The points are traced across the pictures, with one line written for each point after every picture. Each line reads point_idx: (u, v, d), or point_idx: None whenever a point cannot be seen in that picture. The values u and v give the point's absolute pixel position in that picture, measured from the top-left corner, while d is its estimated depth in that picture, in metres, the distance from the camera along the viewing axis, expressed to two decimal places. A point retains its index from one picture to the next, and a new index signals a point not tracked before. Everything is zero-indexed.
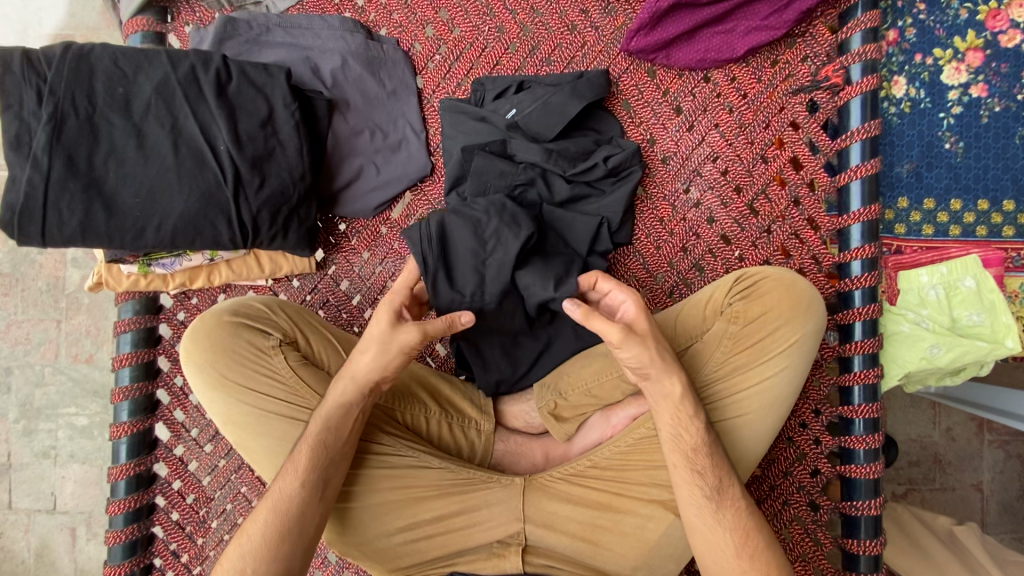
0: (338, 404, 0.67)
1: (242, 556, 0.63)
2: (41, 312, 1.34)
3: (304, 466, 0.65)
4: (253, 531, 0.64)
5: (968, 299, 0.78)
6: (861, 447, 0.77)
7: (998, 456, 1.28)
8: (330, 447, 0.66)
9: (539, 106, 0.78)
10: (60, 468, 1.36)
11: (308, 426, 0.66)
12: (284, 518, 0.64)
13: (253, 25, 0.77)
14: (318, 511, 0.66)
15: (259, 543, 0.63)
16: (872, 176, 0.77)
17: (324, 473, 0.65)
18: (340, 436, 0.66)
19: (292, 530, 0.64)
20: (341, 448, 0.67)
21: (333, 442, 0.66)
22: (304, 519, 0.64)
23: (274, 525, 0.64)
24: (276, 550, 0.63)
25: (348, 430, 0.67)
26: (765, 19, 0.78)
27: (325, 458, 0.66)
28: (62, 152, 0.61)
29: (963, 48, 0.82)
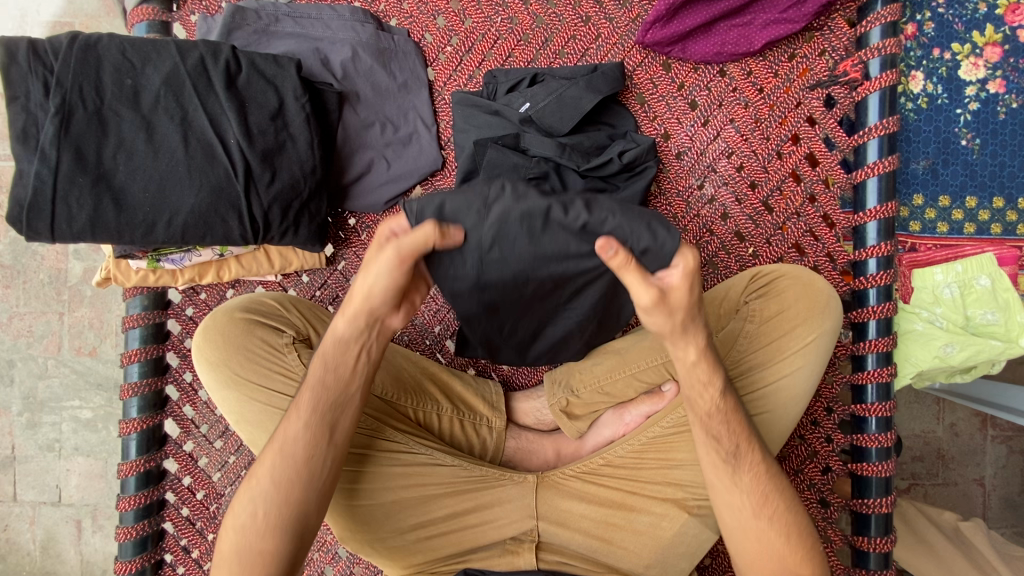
0: (334, 340, 0.61)
1: (253, 503, 0.61)
2: (43, 304, 1.33)
3: (309, 410, 0.62)
4: (260, 480, 0.61)
5: (982, 298, 0.78)
6: (873, 445, 0.77)
7: (1001, 452, 1.28)
8: (332, 393, 0.63)
9: (555, 97, 0.76)
10: (65, 461, 1.36)
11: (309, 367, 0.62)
12: (291, 464, 0.61)
13: (261, 15, 0.76)
14: (327, 455, 0.63)
15: (269, 491, 0.61)
16: (889, 173, 0.77)
17: (327, 418, 0.62)
18: (339, 376, 0.62)
19: (297, 476, 0.61)
20: (344, 394, 0.63)
21: (333, 386, 0.63)
22: (311, 463, 0.62)
23: (282, 472, 0.61)
24: (286, 495, 0.60)
25: (347, 377, 0.63)
26: (784, 12, 0.77)
27: (326, 402, 0.62)
28: (69, 145, 0.60)
29: (982, 43, 0.81)
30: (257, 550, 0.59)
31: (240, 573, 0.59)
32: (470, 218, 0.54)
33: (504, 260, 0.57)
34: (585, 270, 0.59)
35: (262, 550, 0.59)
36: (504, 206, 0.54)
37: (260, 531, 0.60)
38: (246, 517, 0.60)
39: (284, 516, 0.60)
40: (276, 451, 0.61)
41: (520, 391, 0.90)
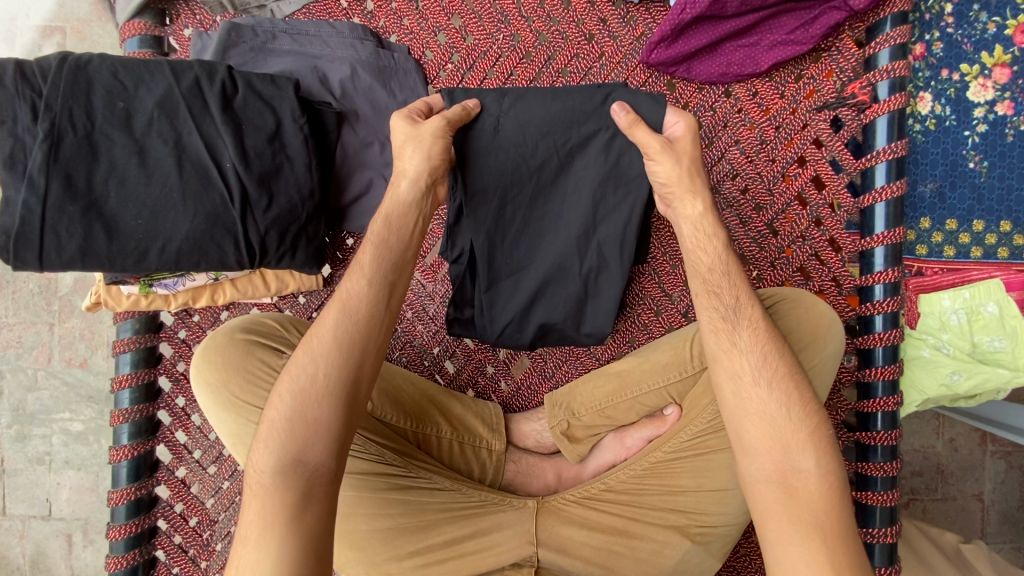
0: (399, 204, 0.65)
1: (314, 359, 0.59)
2: (33, 315, 1.30)
3: (372, 269, 0.63)
4: (315, 343, 0.60)
5: (990, 325, 0.77)
6: (879, 474, 0.76)
7: (1000, 467, 1.28)
8: (394, 261, 0.64)
9: (562, 107, 0.73)
10: (55, 474, 1.34)
11: (371, 222, 0.65)
12: (349, 341, 0.60)
13: (258, 32, 0.74)
14: (385, 321, 0.62)
15: (327, 347, 0.60)
16: (898, 199, 0.75)
17: (389, 279, 0.63)
18: (401, 238, 0.64)
19: (356, 351, 0.60)
20: (404, 260, 0.65)
21: (395, 244, 0.64)
22: (371, 324, 0.61)
23: (343, 332, 0.60)
24: (348, 355, 0.60)
25: (408, 234, 0.65)
26: (791, 33, 0.76)
27: (389, 263, 0.63)
28: (59, 172, 0.58)
29: (990, 64, 0.80)
30: (306, 429, 0.57)
31: (288, 432, 0.57)
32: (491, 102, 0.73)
33: (519, 122, 0.73)
34: (588, 131, 0.73)
35: (311, 424, 0.58)
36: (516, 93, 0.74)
37: (314, 397, 0.58)
38: (295, 394, 0.59)
39: (337, 385, 0.59)
40: (336, 308, 0.61)
41: (520, 413, 0.89)
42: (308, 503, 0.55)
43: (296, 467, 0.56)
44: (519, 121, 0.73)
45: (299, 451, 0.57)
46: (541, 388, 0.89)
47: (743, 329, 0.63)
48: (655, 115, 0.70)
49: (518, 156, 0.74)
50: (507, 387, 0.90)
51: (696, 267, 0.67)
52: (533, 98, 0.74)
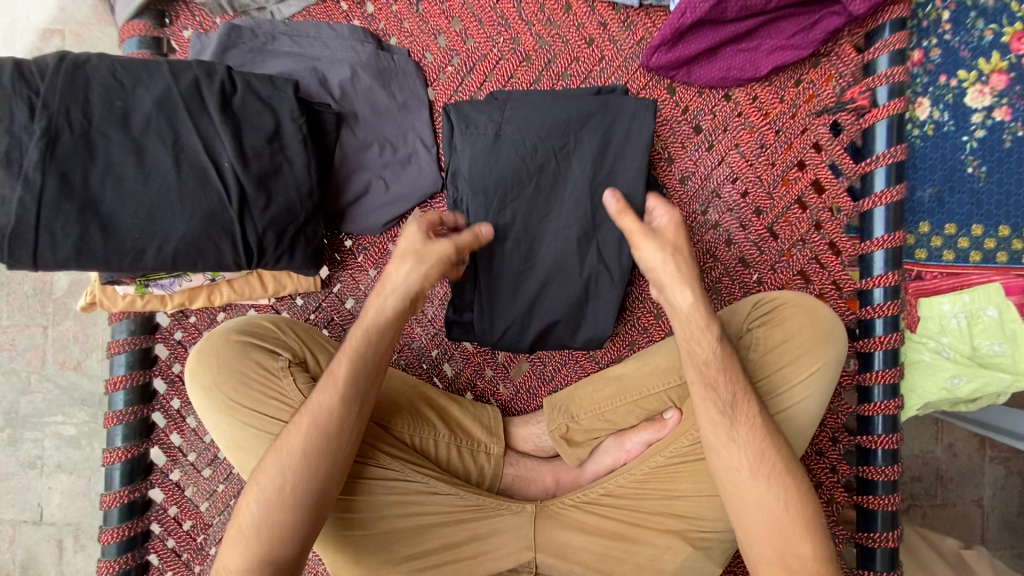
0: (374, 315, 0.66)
1: (283, 469, 0.62)
2: (27, 317, 1.29)
3: (347, 372, 0.64)
4: (291, 438, 0.63)
5: (990, 328, 0.77)
6: (880, 478, 0.75)
7: (999, 473, 1.28)
8: (370, 364, 0.65)
9: (561, 111, 0.75)
10: (47, 478, 1.32)
11: (349, 333, 0.65)
12: (326, 436, 0.62)
13: (258, 33, 0.74)
14: (355, 429, 0.64)
15: (308, 432, 0.63)
16: (897, 203, 0.75)
17: (365, 376, 0.64)
18: (375, 351, 0.65)
19: (331, 448, 0.63)
20: (379, 360, 0.66)
21: (362, 352, 0.65)
22: (339, 437, 0.63)
23: (314, 443, 0.62)
24: (316, 467, 0.62)
25: (374, 339, 0.65)
26: (791, 38, 0.76)
27: (366, 360, 0.65)
28: (55, 170, 0.57)
29: (987, 70, 0.80)
30: (272, 533, 0.60)
31: (255, 533, 0.61)
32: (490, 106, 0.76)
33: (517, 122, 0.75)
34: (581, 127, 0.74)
35: (277, 527, 0.60)
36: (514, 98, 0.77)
37: (281, 504, 0.61)
38: (269, 489, 0.61)
39: (310, 488, 0.62)
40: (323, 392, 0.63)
41: (519, 417, 0.88)
42: None
43: (259, 569, 0.60)
44: (519, 124, 0.75)
45: (266, 551, 0.60)
46: (540, 393, 0.89)
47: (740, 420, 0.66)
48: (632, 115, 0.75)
49: (519, 153, 0.74)
50: (506, 391, 0.89)
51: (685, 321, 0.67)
52: (534, 103, 0.76)
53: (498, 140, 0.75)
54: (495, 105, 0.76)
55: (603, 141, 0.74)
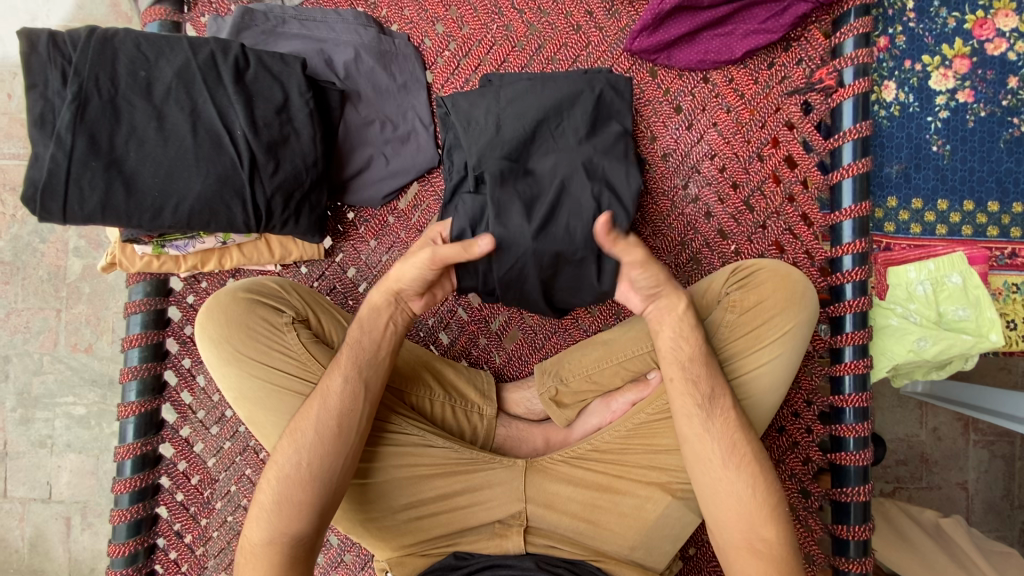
0: (373, 306, 0.71)
1: (298, 450, 0.66)
2: (41, 300, 1.34)
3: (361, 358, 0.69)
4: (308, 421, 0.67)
5: (954, 295, 0.82)
6: (851, 435, 0.80)
7: (983, 456, 1.27)
8: (370, 350, 0.70)
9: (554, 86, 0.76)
10: (56, 457, 1.36)
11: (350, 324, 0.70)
12: (342, 418, 0.67)
13: (269, 17, 0.80)
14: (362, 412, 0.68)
15: (324, 413, 0.67)
16: (863, 175, 0.81)
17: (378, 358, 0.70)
18: (372, 338, 0.70)
19: (344, 430, 0.67)
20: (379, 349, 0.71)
21: (368, 345, 0.70)
22: (348, 417, 0.67)
23: (325, 423, 0.67)
24: (328, 445, 0.66)
25: (380, 334, 0.71)
26: (763, 23, 0.81)
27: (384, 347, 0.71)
28: (84, 131, 0.63)
29: (951, 55, 0.86)
30: (291, 509, 0.64)
31: (275, 508, 0.64)
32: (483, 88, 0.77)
33: (509, 97, 0.76)
34: (569, 94, 0.75)
35: (295, 503, 0.64)
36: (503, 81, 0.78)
37: (299, 483, 0.65)
38: (288, 468, 0.65)
39: (327, 467, 0.66)
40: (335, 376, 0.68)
41: (512, 382, 0.91)
42: None
43: (280, 542, 0.63)
44: (515, 104, 0.75)
45: (284, 525, 0.64)
46: (531, 360, 0.92)
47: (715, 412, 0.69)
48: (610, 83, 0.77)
49: (517, 132, 0.73)
50: (499, 359, 0.92)
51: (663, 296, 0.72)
52: (524, 86, 0.77)
53: (498, 130, 0.75)
54: (490, 93, 0.77)
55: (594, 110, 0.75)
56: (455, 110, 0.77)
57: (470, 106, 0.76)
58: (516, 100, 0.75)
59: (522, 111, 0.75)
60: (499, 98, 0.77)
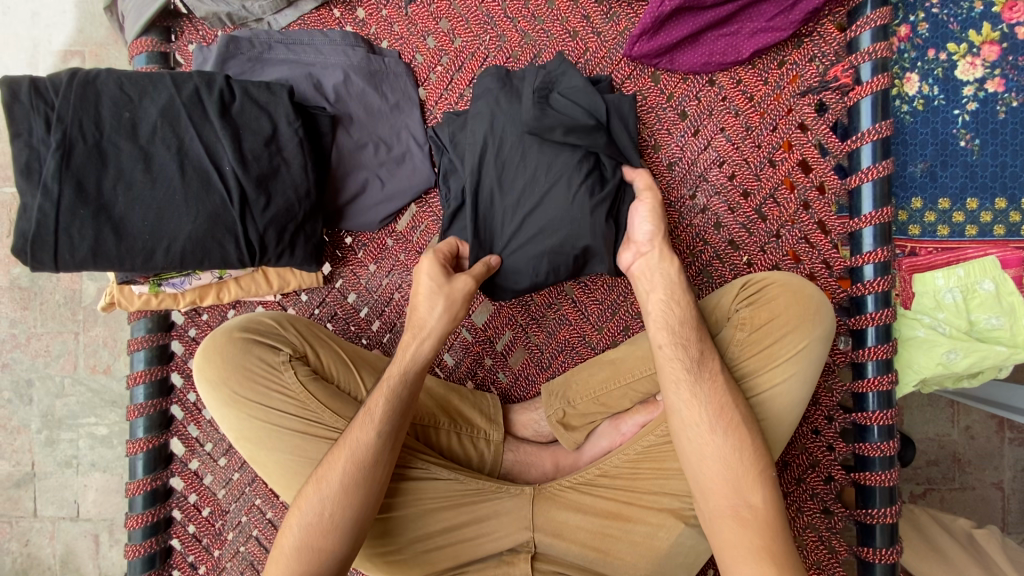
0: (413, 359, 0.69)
1: (323, 499, 0.64)
2: (59, 324, 1.36)
3: (379, 418, 0.66)
4: (354, 442, 0.66)
5: (986, 302, 0.78)
6: (876, 454, 0.76)
7: (1021, 454, 1.20)
8: (403, 400, 0.68)
9: (560, 100, 0.72)
10: (82, 477, 1.39)
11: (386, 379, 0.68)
12: (349, 495, 0.64)
13: (254, 43, 0.78)
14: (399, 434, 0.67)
15: (333, 490, 0.64)
16: (884, 178, 0.76)
17: (394, 424, 0.66)
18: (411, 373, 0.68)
19: (354, 509, 0.64)
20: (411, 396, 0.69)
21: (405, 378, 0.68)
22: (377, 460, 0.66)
23: (349, 475, 0.65)
24: (356, 488, 0.65)
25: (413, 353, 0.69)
26: (771, 20, 0.76)
27: (394, 411, 0.67)
28: (71, 179, 0.62)
29: (978, 42, 0.79)
30: (312, 556, 0.63)
31: (298, 568, 0.63)
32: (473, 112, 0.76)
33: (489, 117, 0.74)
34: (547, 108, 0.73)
35: (317, 552, 0.63)
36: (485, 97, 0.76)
37: (320, 532, 0.64)
38: (292, 555, 0.64)
39: (330, 546, 0.63)
40: (345, 455, 0.65)
41: (519, 403, 0.88)
42: None
43: None
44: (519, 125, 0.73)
45: (314, 548, 0.63)
46: (538, 379, 0.89)
47: (736, 447, 0.65)
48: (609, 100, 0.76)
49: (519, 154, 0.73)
50: (506, 378, 0.90)
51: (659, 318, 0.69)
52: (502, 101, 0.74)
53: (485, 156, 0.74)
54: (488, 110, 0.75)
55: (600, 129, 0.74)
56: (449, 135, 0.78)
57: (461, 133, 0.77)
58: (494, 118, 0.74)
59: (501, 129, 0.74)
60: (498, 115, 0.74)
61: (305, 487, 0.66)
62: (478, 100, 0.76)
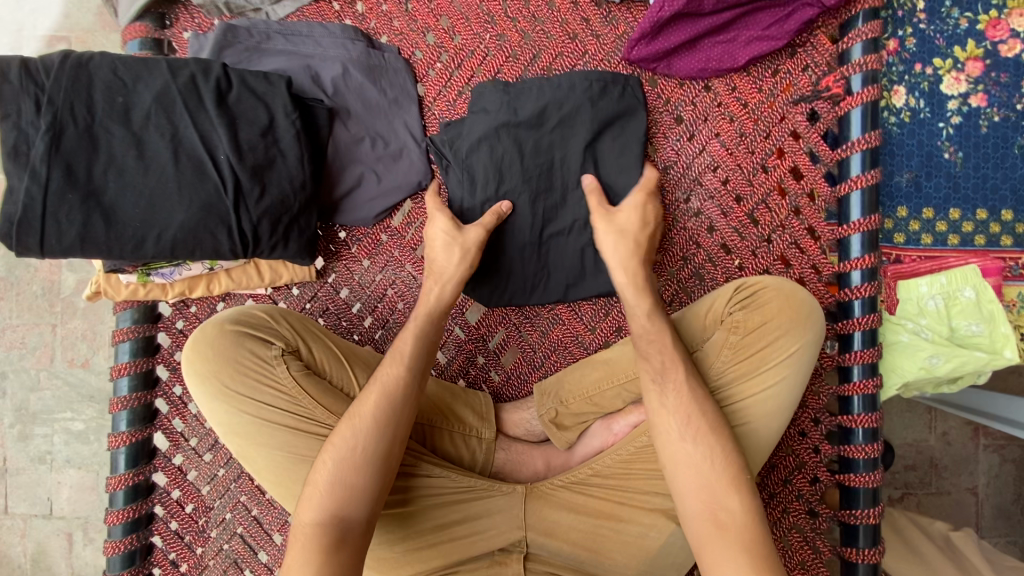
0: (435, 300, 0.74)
1: (353, 437, 0.65)
2: (36, 316, 1.32)
3: (408, 356, 0.70)
4: (384, 382, 0.68)
5: (967, 310, 0.79)
6: (861, 456, 0.78)
7: (993, 460, 1.23)
8: (428, 341, 0.72)
9: (564, 112, 0.79)
10: (56, 473, 1.34)
11: (411, 319, 0.73)
12: (379, 432, 0.65)
13: (252, 32, 0.78)
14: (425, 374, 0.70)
15: (367, 424, 0.66)
16: (872, 187, 0.78)
17: (421, 361, 0.70)
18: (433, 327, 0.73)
19: (386, 439, 0.65)
20: (436, 340, 0.73)
21: (427, 331, 0.72)
22: (406, 402, 0.67)
23: (381, 411, 0.66)
24: (384, 426, 0.66)
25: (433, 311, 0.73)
26: (767, 29, 0.78)
27: (422, 348, 0.71)
28: (60, 163, 0.61)
29: (963, 58, 0.82)
30: (347, 493, 0.63)
31: (332, 509, 0.62)
32: (481, 114, 0.79)
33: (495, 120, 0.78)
34: (553, 119, 0.79)
35: (351, 489, 0.63)
36: (493, 102, 0.79)
37: (352, 466, 0.64)
38: (331, 469, 0.64)
39: (360, 483, 0.63)
40: (376, 391, 0.67)
41: (511, 402, 0.88)
42: (346, 527, 0.61)
43: (331, 525, 0.61)
44: (518, 137, 0.79)
45: (343, 505, 0.62)
46: (530, 379, 0.89)
47: (722, 449, 0.66)
48: (608, 107, 0.79)
49: (517, 162, 0.79)
50: (498, 377, 0.89)
51: (652, 316, 0.71)
52: (509, 106, 0.79)
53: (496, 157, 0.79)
54: (488, 120, 0.79)
55: (592, 139, 0.80)
56: (456, 130, 0.80)
57: (471, 126, 0.79)
58: (501, 124, 0.78)
59: (508, 136, 0.79)
60: (499, 125, 0.78)
61: (345, 415, 0.67)
62: (487, 107, 0.79)
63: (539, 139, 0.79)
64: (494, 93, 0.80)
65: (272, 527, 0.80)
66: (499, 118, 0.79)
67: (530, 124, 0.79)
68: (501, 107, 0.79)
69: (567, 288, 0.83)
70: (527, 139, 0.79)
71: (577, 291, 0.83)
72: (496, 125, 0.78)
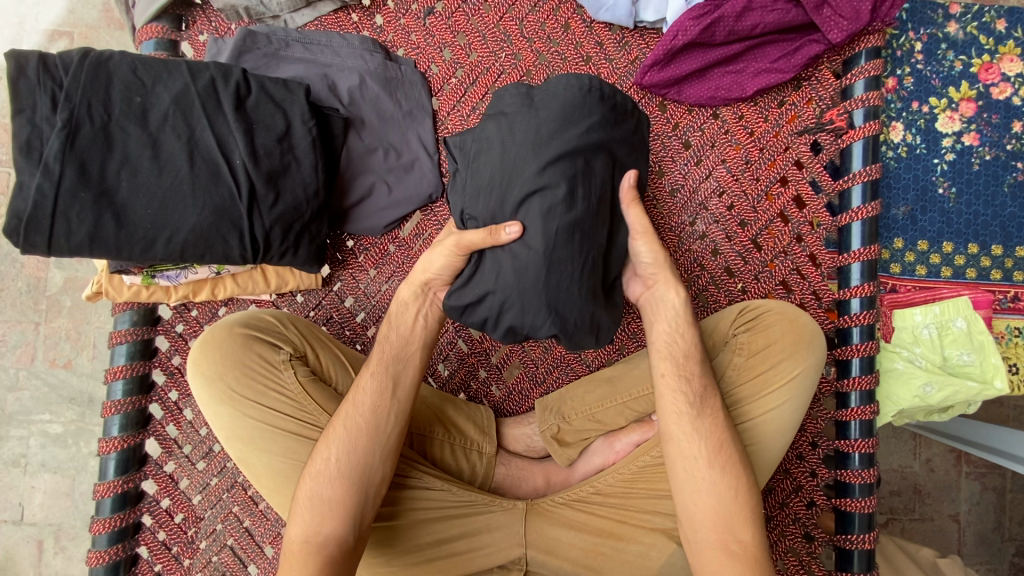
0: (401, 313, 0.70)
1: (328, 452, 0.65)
2: (19, 313, 1.28)
3: (375, 364, 0.68)
4: (355, 396, 0.67)
5: (959, 339, 0.82)
6: (857, 481, 0.79)
7: (975, 488, 1.26)
8: (397, 350, 0.69)
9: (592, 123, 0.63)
10: (30, 478, 1.29)
11: (379, 329, 0.71)
12: (353, 443, 0.65)
13: (272, 39, 0.78)
14: (394, 383, 0.68)
15: (342, 438, 0.65)
16: (872, 219, 0.80)
17: (393, 370, 0.68)
18: (400, 335, 0.70)
19: (358, 452, 0.65)
20: (407, 349, 0.70)
21: (395, 341, 0.70)
22: (378, 413, 0.66)
23: (352, 423, 0.66)
24: (357, 438, 0.65)
25: (409, 329, 0.70)
26: (774, 62, 0.81)
27: (389, 357, 0.69)
28: (74, 160, 0.60)
29: (957, 98, 0.86)
30: (324, 507, 0.62)
31: (313, 525, 0.62)
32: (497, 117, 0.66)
33: (511, 124, 0.64)
34: (580, 129, 0.63)
35: (328, 502, 0.63)
36: (511, 106, 0.66)
37: (327, 478, 0.64)
38: (308, 485, 0.64)
39: (330, 495, 0.63)
40: (347, 405, 0.67)
41: (512, 417, 0.88)
42: (328, 543, 0.61)
43: (313, 542, 0.61)
44: (533, 144, 0.63)
45: (318, 522, 0.62)
46: (531, 395, 0.88)
47: (727, 471, 0.66)
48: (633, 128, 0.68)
49: (530, 170, 0.62)
50: (499, 392, 0.89)
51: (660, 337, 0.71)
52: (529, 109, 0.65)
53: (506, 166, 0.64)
54: (503, 125, 0.65)
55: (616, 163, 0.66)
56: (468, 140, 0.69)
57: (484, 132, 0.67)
58: (515, 128, 0.64)
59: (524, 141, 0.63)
60: (514, 130, 0.64)
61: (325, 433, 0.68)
62: (504, 110, 0.66)
63: (560, 150, 0.62)
64: (513, 97, 0.67)
65: (264, 539, 0.78)
66: (516, 121, 0.64)
67: (550, 130, 0.63)
68: (520, 111, 0.65)
69: (574, 328, 0.64)
70: (547, 146, 0.62)
71: (585, 337, 0.66)
72: (509, 129, 0.64)
